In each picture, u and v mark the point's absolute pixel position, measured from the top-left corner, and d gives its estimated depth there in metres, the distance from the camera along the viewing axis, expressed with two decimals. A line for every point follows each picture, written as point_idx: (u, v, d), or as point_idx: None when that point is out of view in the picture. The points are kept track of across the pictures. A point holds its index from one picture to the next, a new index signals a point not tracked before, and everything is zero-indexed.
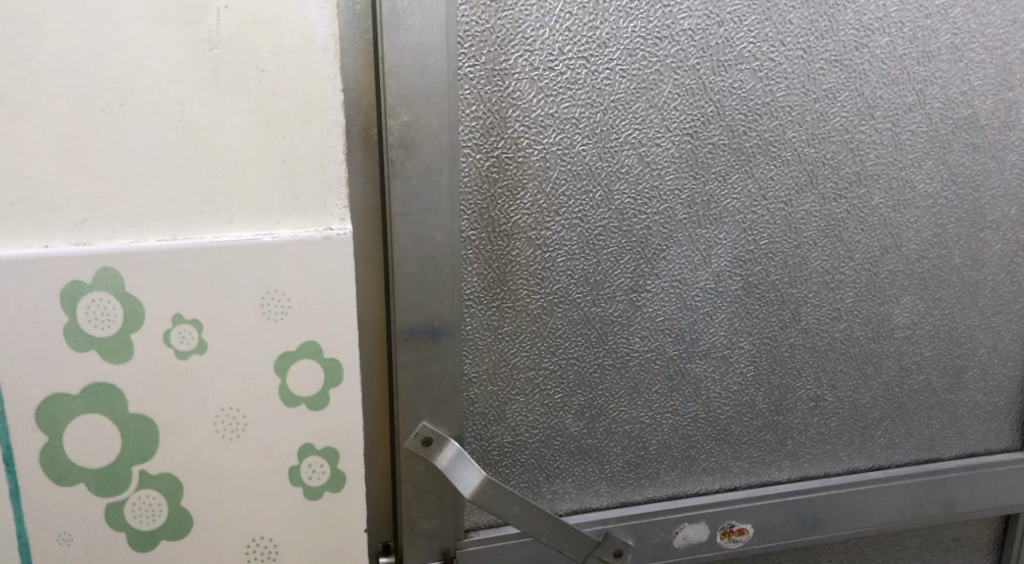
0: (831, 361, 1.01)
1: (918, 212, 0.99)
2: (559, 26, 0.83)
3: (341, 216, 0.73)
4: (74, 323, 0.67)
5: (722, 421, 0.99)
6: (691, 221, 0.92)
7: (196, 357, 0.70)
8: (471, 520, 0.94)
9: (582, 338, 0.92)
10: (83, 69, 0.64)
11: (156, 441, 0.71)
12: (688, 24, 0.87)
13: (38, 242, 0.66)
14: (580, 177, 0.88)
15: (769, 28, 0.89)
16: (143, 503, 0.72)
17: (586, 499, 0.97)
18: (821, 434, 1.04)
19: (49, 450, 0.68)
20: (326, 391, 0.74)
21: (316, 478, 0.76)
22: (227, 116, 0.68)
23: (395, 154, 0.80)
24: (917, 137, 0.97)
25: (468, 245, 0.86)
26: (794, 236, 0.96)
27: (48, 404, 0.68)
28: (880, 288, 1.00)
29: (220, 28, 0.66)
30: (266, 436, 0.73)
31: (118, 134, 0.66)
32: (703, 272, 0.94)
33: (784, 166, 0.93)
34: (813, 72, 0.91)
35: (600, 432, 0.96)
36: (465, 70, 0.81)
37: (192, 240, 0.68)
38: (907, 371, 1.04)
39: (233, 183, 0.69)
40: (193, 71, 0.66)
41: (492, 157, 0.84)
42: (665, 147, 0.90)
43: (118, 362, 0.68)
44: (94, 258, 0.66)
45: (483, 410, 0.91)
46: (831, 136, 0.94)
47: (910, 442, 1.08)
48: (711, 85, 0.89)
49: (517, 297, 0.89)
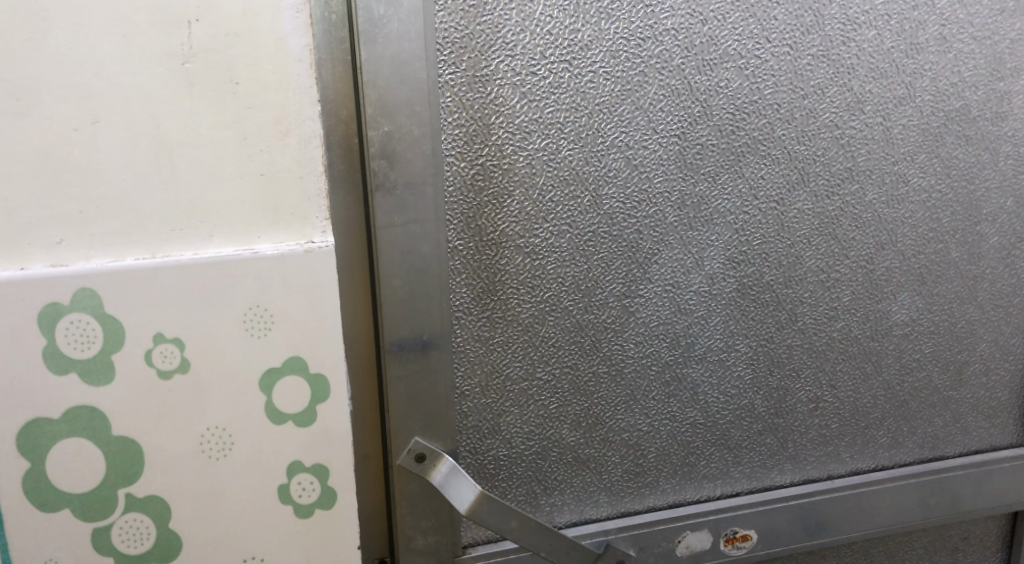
0: (830, 361, 1.00)
1: (912, 207, 0.98)
2: (540, 29, 0.82)
3: (322, 228, 0.72)
4: (54, 346, 0.66)
5: (721, 425, 0.98)
6: (682, 223, 0.91)
7: (179, 376, 0.69)
8: (469, 537, 0.93)
9: (575, 346, 0.91)
10: (54, 87, 0.64)
11: (141, 463, 0.70)
12: (671, 24, 0.86)
13: (15, 264, 0.65)
14: (567, 183, 0.87)
15: (753, 25, 0.88)
16: (131, 527, 0.70)
17: (585, 510, 0.96)
18: (823, 436, 1.02)
19: (32, 476, 0.67)
20: (313, 406, 0.73)
21: (307, 495, 0.74)
22: (204, 131, 0.67)
23: (377, 165, 0.79)
24: (909, 131, 0.95)
25: (456, 255, 0.85)
26: (788, 235, 0.95)
27: (29, 429, 0.67)
28: (877, 285, 0.99)
29: (193, 41, 0.66)
30: (254, 455, 0.72)
31: (92, 152, 0.65)
32: (696, 275, 0.93)
33: (774, 164, 0.92)
34: (800, 68, 0.90)
35: (598, 441, 0.94)
36: (446, 77, 0.81)
37: (173, 258, 0.68)
38: (908, 368, 1.02)
39: (213, 199, 0.68)
40: (167, 84, 0.66)
41: (478, 165, 0.83)
42: (653, 149, 0.89)
43: (100, 384, 0.67)
44: (71, 278, 0.65)
45: (477, 423, 0.90)
46: (821, 132, 0.93)
47: (914, 441, 1.06)
48: (697, 85, 0.88)
49: (507, 307, 0.88)
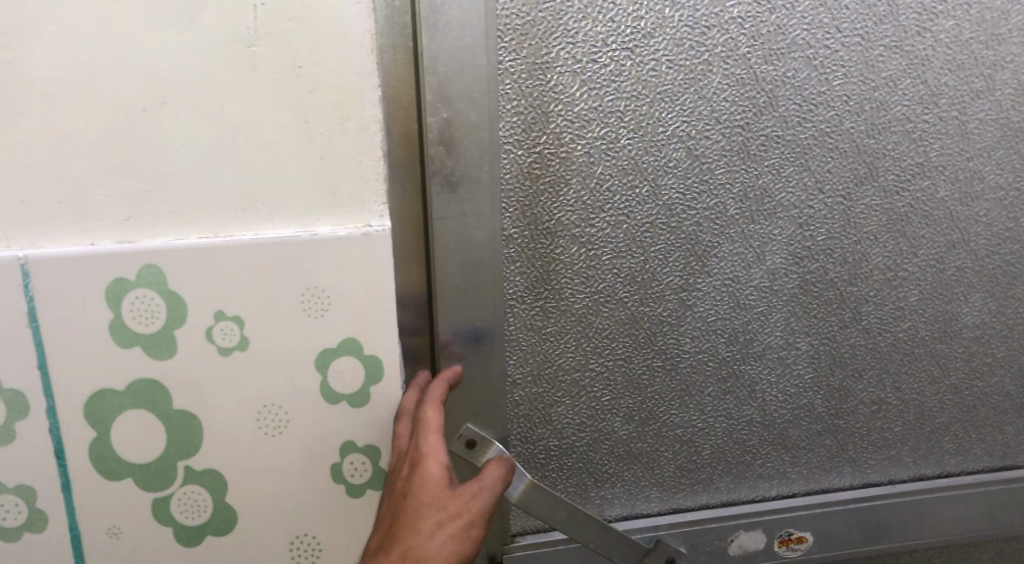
0: (895, 363, 0.96)
1: (988, 205, 0.93)
2: (603, 16, 0.81)
3: (380, 213, 0.73)
4: (119, 320, 0.70)
5: (779, 425, 0.96)
6: (743, 216, 0.89)
7: (238, 353, 0.72)
8: (518, 525, 0.92)
9: (629, 339, 0.90)
10: (136, 75, 0.67)
11: (200, 436, 0.73)
12: (737, 12, 0.84)
13: (85, 239, 0.69)
14: (625, 172, 0.85)
15: (823, 14, 0.85)
16: (189, 499, 0.74)
17: (636, 505, 0.95)
18: (885, 440, 0.99)
19: (97, 445, 0.72)
20: (366, 387, 0.75)
21: (358, 475, 0.76)
22: (265, 113, 0.69)
23: (435, 151, 0.80)
24: (987, 126, 0.91)
25: (511, 244, 0.85)
26: (854, 231, 0.92)
27: (96, 399, 0.71)
28: (947, 285, 0.95)
29: (258, 26, 0.68)
30: (307, 434, 0.75)
31: (160, 135, 0.68)
32: (757, 270, 0.91)
33: (842, 158, 0.89)
34: (872, 59, 0.87)
35: (650, 436, 0.93)
36: (506, 64, 0.81)
37: (234, 236, 0.70)
38: (977, 373, 0.98)
39: (274, 181, 0.71)
40: (229, 67, 0.68)
41: (535, 153, 0.83)
42: (716, 139, 0.87)
43: (162, 358, 0.71)
44: (138, 256, 0.69)
45: (528, 413, 0.89)
46: (891, 125, 0.89)
47: (982, 448, 1.02)
48: (764, 75, 0.86)
49: (561, 297, 0.87)
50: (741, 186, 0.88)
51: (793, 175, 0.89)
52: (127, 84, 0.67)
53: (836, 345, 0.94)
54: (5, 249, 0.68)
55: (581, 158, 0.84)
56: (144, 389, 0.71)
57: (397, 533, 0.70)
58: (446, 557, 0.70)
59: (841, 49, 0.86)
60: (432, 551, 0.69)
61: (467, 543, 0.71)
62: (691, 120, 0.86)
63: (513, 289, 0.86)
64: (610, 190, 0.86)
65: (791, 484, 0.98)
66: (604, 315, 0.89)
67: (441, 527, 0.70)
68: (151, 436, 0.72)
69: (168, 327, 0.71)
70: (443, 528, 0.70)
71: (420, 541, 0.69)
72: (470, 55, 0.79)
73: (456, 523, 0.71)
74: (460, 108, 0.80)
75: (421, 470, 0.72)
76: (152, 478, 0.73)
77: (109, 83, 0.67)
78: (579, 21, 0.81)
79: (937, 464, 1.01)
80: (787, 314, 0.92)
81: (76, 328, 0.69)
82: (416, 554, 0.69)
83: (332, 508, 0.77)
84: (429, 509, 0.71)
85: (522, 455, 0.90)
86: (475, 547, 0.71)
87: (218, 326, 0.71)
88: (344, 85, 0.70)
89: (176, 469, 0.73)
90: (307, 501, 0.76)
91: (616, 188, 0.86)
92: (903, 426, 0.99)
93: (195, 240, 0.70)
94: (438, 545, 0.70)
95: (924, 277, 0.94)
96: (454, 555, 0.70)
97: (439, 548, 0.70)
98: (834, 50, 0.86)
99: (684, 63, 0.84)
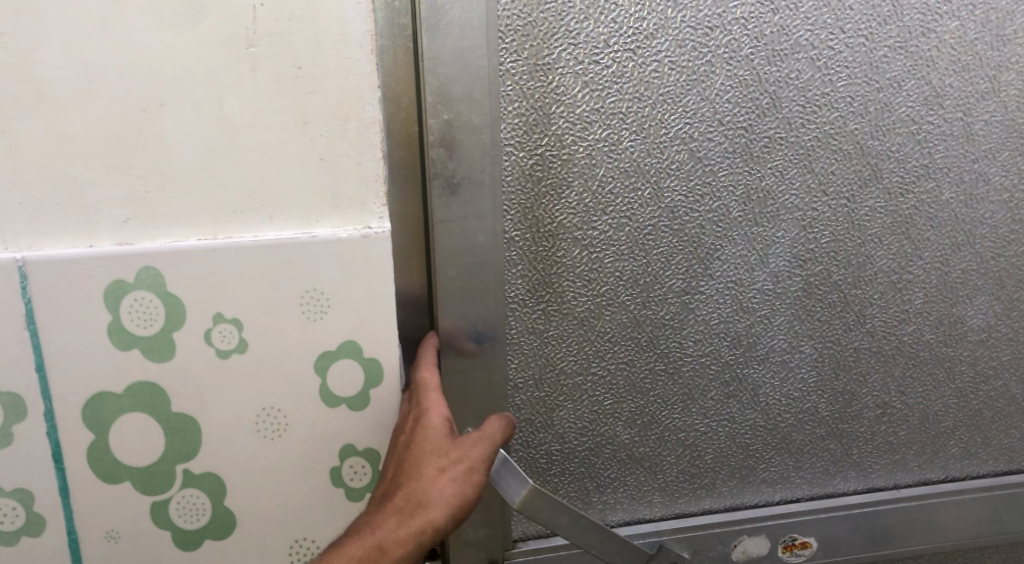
0: (899, 367, 0.95)
1: (993, 206, 0.93)
2: (604, 17, 0.81)
3: (380, 215, 0.72)
4: (118, 323, 0.70)
5: (783, 429, 0.95)
6: (747, 219, 0.89)
7: (237, 356, 0.72)
8: (519, 530, 0.92)
9: (632, 343, 0.89)
10: (135, 76, 0.67)
11: (199, 440, 0.73)
12: (741, 12, 0.83)
13: (83, 242, 0.69)
14: (627, 174, 0.85)
15: (827, 14, 0.85)
16: (188, 503, 0.73)
17: (639, 510, 0.94)
18: (890, 444, 0.98)
19: (96, 448, 0.71)
20: (366, 390, 0.74)
21: (358, 478, 0.76)
22: (264, 115, 0.69)
23: (435, 154, 0.80)
24: (992, 127, 0.91)
25: (512, 247, 0.84)
26: (858, 234, 0.91)
27: (94, 402, 0.70)
28: (951, 288, 0.94)
29: (257, 27, 0.67)
30: (306, 437, 0.74)
31: (159, 136, 0.68)
32: (760, 273, 0.90)
33: (845, 159, 0.89)
34: (876, 60, 0.87)
35: (653, 440, 0.92)
36: (507, 65, 0.80)
37: (233, 239, 0.70)
38: (983, 376, 0.97)
39: (273, 183, 0.70)
40: (228, 68, 0.68)
41: (537, 155, 0.83)
42: (718, 141, 0.86)
43: (161, 361, 0.71)
44: (136, 258, 0.69)
45: (530, 417, 0.89)
46: (895, 127, 0.89)
47: (988, 452, 1.01)
48: (767, 76, 0.85)
49: (563, 300, 0.87)
50: (745, 187, 0.88)
51: (797, 177, 0.88)
52: (126, 85, 0.67)
53: (841, 348, 0.94)
54: (2, 251, 0.68)
55: (583, 161, 0.84)
56: (144, 392, 0.71)
57: (401, 479, 0.70)
58: (449, 501, 0.70)
59: (845, 49, 0.86)
60: (435, 494, 0.69)
61: (469, 488, 0.70)
62: (693, 122, 0.85)
63: (515, 292, 0.86)
64: (612, 193, 0.85)
65: (795, 488, 0.98)
66: (606, 318, 0.88)
67: (443, 473, 0.70)
68: (150, 439, 0.72)
69: (167, 330, 0.70)
70: (445, 473, 0.70)
71: (422, 486, 0.69)
72: (471, 56, 0.78)
73: (458, 468, 0.71)
74: (461, 110, 0.79)
75: (422, 421, 0.72)
76: (150, 482, 0.73)
77: (107, 83, 0.67)
78: (581, 22, 0.81)
79: (942, 469, 1.00)
80: (791, 317, 0.92)
81: (75, 330, 0.69)
82: (419, 498, 0.69)
83: (332, 512, 0.76)
84: (431, 456, 0.70)
85: (524, 459, 0.89)
86: (477, 492, 0.71)
87: (216, 328, 0.71)
88: (345, 86, 0.70)
89: (175, 473, 0.73)
90: (306, 504, 0.76)
91: (618, 191, 0.85)
92: (907, 430, 0.98)
93: (193, 242, 0.70)
94: (441, 489, 0.70)
95: (929, 280, 0.93)
96: (457, 499, 0.70)
97: (441, 492, 0.69)
98: (838, 50, 0.86)
99: (687, 64, 0.84)
